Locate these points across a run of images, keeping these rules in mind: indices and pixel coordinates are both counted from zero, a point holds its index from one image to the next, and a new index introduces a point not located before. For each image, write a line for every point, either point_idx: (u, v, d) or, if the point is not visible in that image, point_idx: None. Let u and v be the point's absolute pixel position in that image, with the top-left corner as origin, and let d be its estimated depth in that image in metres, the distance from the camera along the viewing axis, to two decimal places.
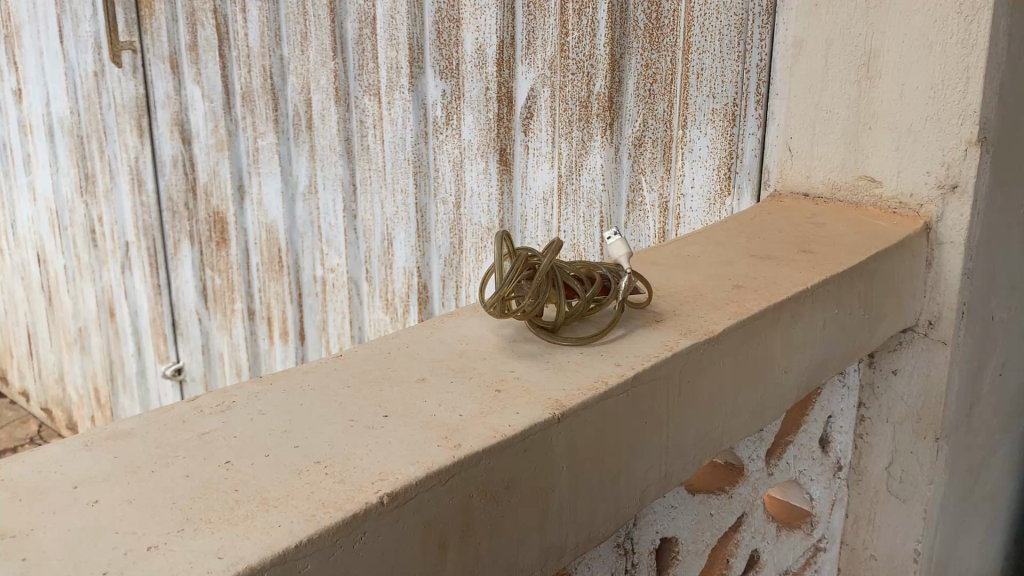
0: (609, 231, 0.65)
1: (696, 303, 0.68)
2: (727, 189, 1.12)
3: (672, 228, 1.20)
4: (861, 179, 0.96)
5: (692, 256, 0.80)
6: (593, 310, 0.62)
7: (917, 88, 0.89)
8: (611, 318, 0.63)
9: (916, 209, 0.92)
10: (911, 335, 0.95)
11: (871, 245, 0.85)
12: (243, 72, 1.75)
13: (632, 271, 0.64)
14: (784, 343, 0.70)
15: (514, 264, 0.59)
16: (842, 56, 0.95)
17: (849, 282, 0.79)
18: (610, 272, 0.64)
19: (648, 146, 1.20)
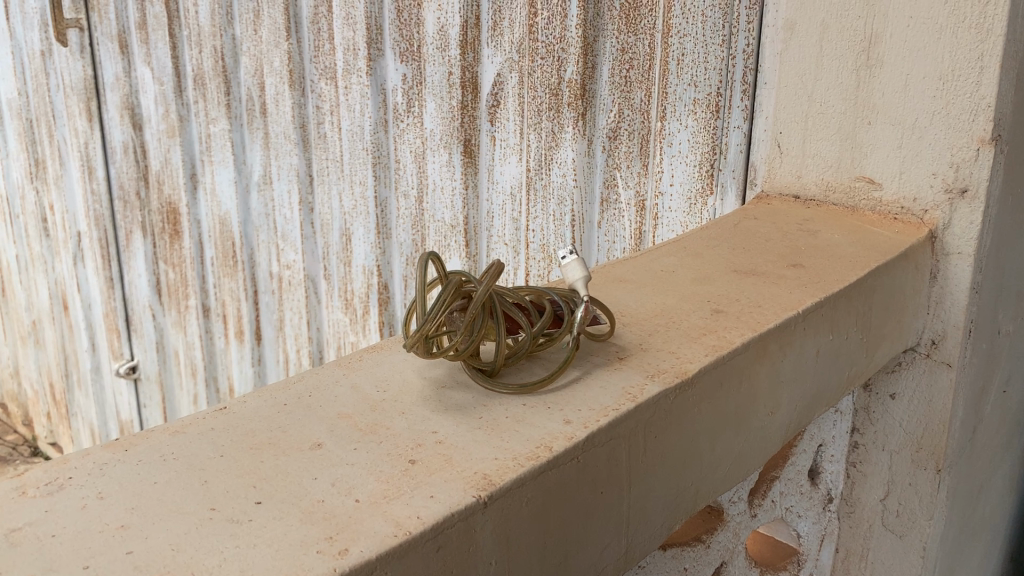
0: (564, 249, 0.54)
1: (668, 332, 0.58)
2: (710, 188, 1.02)
3: (649, 230, 1.09)
4: (858, 181, 0.86)
5: (665, 272, 0.70)
6: (543, 343, 0.52)
7: (922, 79, 0.79)
8: (564, 356, 0.52)
9: (920, 215, 0.82)
10: (912, 355, 0.85)
11: (871, 258, 0.75)
12: (194, 52, 1.63)
13: (590, 299, 0.53)
14: (771, 380, 0.60)
15: (440, 295, 0.47)
16: (840, 42, 0.84)
17: (846, 302, 0.69)
18: (561, 295, 0.53)
19: (624, 139, 1.09)
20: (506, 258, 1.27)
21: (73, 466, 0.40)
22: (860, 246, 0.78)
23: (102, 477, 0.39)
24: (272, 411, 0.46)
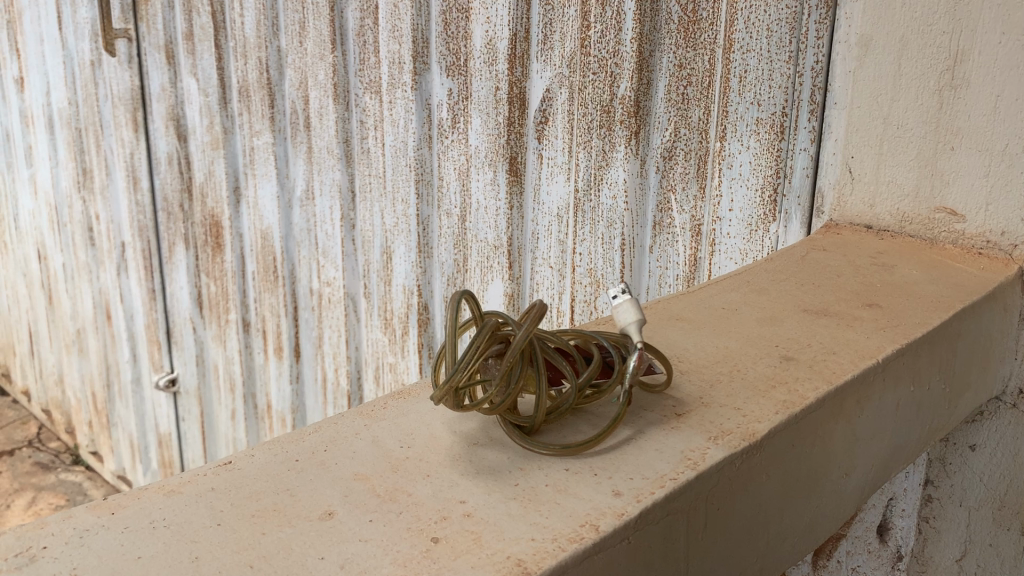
0: (614, 287, 0.48)
1: (731, 382, 0.52)
2: (772, 214, 0.95)
3: (705, 256, 1.02)
4: (938, 212, 0.78)
5: (727, 309, 0.63)
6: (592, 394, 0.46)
7: (1015, 101, 0.72)
8: (613, 410, 0.46)
9: (1008, 252, 0.75)
10: (997, 406, 0.77)
11: (955, 298, 0.68)
12: (239, 64, 1.60)
13: (644, 345, 0.47)
14: (846, 438, 0.53)
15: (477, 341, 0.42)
16: (922, 59, 0.77)
17: (930, 350, 0.62)
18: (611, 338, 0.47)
19: (680, 159, 1.02)
20: (552, 281, 1.21)
21: (50, 533, 0.35)
22: (942, 284, 0.71)
23: (79, 548, 0.34)
24: (282, 469, 0.40)
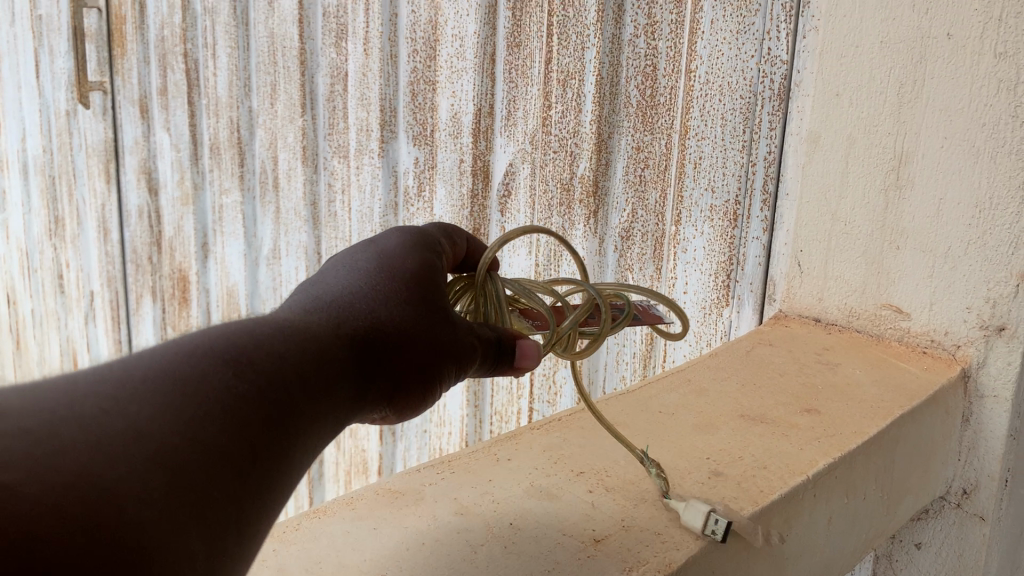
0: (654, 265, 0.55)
1: (655, 501, 0.51)
2: (726, 299, 0.95)
3: (661, 337, 1.02)
4: (884, 308, 0.79)
5: (664, 413, 0.63)
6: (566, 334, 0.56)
7: (958, 204, 0.72)
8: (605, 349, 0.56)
9: (951, 352, 0.75)
10: (941, 504, 0.78)
11: (895, 402, 0.68)
12: (212, 122, 1.61)
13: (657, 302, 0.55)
14: (773, 557, 0.53)
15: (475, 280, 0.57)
16: (869, 159, 0.78)
17: (866, 460, 0.61)
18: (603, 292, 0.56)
19: (637, 239, 1.03)
20: None
21: None
22: (883, 386, 0.71)
23: None
24: None
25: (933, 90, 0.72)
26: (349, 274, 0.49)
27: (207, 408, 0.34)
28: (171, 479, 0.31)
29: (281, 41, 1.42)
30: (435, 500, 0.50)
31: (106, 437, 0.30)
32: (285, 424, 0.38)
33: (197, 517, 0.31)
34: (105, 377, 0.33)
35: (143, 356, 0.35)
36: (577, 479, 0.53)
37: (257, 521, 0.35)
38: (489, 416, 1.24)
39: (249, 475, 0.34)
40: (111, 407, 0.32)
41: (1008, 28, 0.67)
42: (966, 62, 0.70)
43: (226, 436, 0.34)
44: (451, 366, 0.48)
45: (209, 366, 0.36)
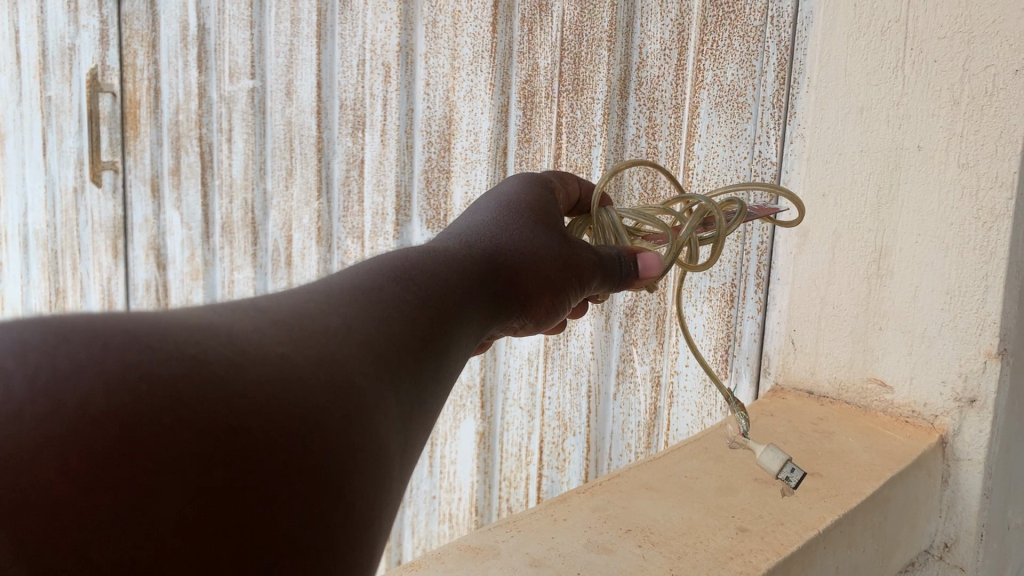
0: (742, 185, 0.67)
1: (695, 554, 0.60)
2: (724, 371, 1.06)
3: (664, 405, 1.11)
4: (869, 381, 0.89)
5: (689, 477, 0.73)
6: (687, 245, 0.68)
7: (932, 291, 0.83)
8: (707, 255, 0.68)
9: (930, 421, 0.85)
10: (926, 556, 0.88)
11: (885, 466, 0.78)
12: (225, 202, 1.70)
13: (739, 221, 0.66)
14: None
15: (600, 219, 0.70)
16: (852, 252, 0.89)
17: (865, 517, 0.71)
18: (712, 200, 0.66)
19: (640, 317, 1.13)
20: (521, 419, 1.29)
21: None
22: (873, 452, 0.81)
23: None
24: None
25: (907, 193, 0.84)
26: (479, 219, 0.61)
27: (390, 312, 0.43)
28: (375, 363, 0.38)
29: (299, 130, 1.53)
30: (510, 554, 0.58)
31: (328, 328, 0.38)
32: (443, 336, 0.46)
33: (401, 388, 0.39)
34: (322, 291, 0.42)
35: (334, 280, 0.45)
36: (625, 536, 0.61)
37: (427, 409, 0.42)
38: (499, 481, 1.33)
39: (421, 371, 0.42)
40: (323, 310, 0.39)
41: (969, 143, 0.79)
42: (934, 170, 0.82)
43: (402, 334, 0.42)
44: (570, 286, 0.60)
45: (388, 283, 0.46)
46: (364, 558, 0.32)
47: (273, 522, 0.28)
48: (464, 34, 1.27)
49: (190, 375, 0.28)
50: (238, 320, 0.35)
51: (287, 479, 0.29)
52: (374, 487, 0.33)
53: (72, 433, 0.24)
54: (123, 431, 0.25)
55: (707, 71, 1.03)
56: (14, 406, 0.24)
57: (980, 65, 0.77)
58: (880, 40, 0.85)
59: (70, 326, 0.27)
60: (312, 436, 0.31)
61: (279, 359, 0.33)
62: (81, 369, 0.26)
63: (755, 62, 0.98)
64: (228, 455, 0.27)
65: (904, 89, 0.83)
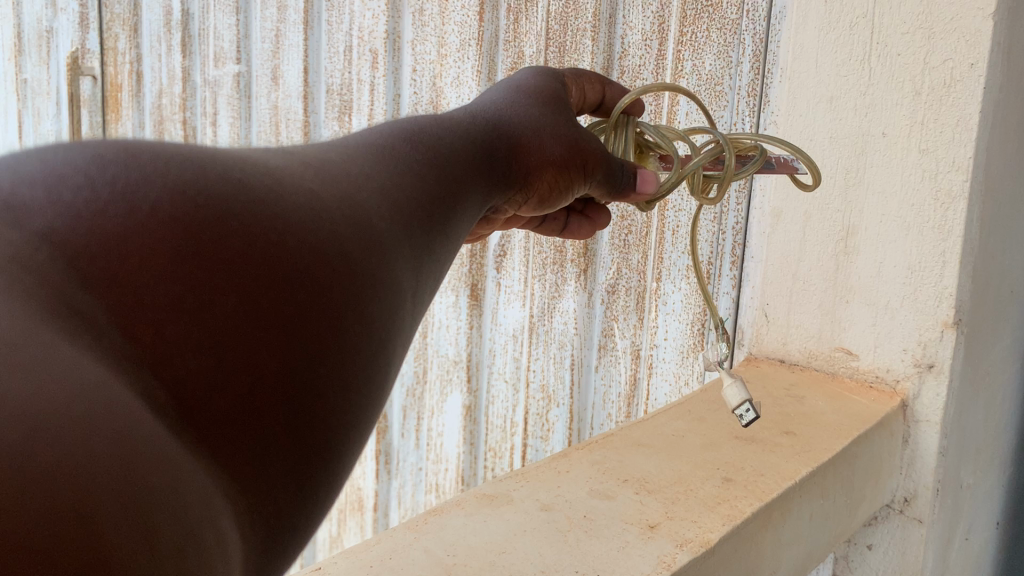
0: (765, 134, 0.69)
1: (686, 500, 0.66)
2: (700, 344, 1.11)
3: (644, 377, 1.18)
4: (837, 351, 0.97)
5: (676, 435, 0.79)
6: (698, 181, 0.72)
7: (894, 267, 0.90)
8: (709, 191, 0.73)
9: (893, 385, 0.92)
10: (887, 511, 0.95)
11: (853, 426, 0.85)
12: None
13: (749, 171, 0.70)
14: (773, 545, 0.68)
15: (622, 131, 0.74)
16: (821, 230, 0.96)
17: (835, 471, 0.78)
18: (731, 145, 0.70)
19: (621, 294, 1.19)
20: (506, 394, 1.36)
21: None
22: (841, 413, 0.88)
23: None
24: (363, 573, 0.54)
25: (872, 176, 0.91)
26: (487, 101, 0.69)
27: (406, 169, 0.53)
28: (392, 212, 0.49)
29: (285, 114, 1.58)
30: (522, 500, 0.64)
31: (350, 178, 0.49)
32: (452, 194, 0.56)
33: (413, 231, 0.50)
34: (350, 151, 0.52)
35: (360, 140, 0.55)
36: (624, 485, 0.68)
37: (437, 257, 0.53)
38: (484, 451, 1.41)
39: (433, 225, 0.52)
40: (347, 163, 0.51)
41: (929, 130, 0.86)
42: (897, 155, 0.89)
43: (414, 188, 0.52)
44: (575, 172, 0.65)
45: (402, 143, 0.56)
46: (374, 352, 0.43)
47: (301, 311, 0.39)
48: (451, 21, 1.32)
49: (237, 200, 0.40)
50: (283, 168, 0.46)
51: (313, 283, 0.41)
52: (384, 303, 0.45)
53: (142, 227, 0.36)
54: (184, 231, 0.37)
55: (685, 61, 1.10)
56: (100, 204, 0.36)
57: (939, 59, 0.84)
58: (849, 35, 0.91)
59: (138, 151, 0.39)
60: (332, 256, 0.42)
61: (309, 194, 0.45)
62: (151, 183, 0.38)
63: (732, 53, 1.05)
64: (264, 258, 0.39)
65: (870, 81, 0.90)
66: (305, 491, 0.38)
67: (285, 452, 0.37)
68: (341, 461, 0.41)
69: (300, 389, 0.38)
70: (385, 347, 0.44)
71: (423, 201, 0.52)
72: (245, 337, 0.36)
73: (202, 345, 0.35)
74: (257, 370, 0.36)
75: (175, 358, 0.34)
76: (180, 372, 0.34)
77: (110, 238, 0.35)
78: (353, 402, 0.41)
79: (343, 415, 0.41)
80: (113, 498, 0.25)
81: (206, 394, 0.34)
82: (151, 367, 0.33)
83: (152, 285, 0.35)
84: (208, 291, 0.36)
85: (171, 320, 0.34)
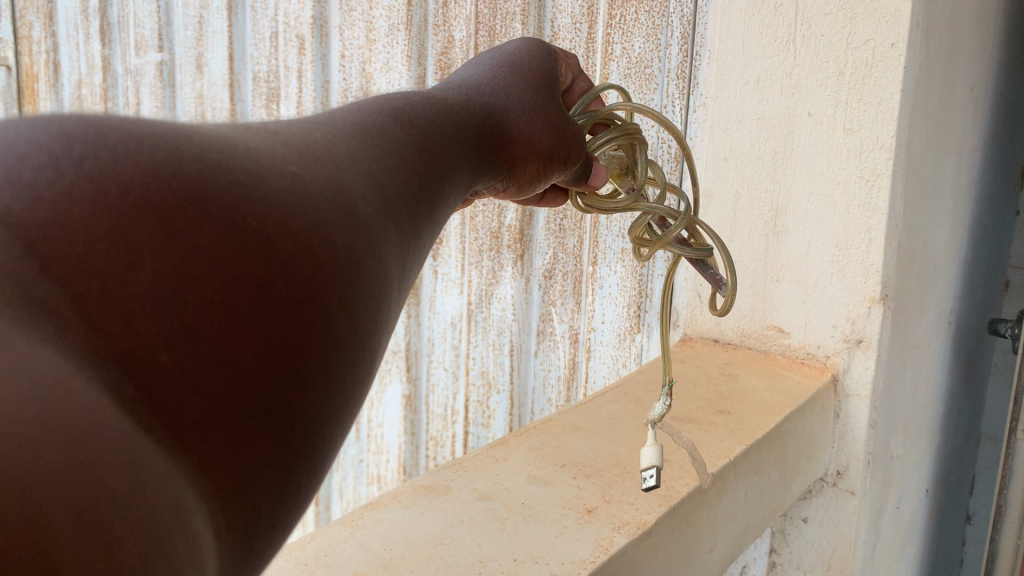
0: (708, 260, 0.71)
1: (623, 482, 0.66)
2: (637, 326, 1.12)
3: (582, 361, 1.19)
4: (769, 329, 0.98)
5: (613, 418, 0.80)
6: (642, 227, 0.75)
7: (822, 245, 0.92)
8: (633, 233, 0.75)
9: (823, 361, 0.94)
10: (821, 485, 0.97)
11: (786, 402, 0.86)
12: None
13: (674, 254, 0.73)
14: (709, 522, 0.69)
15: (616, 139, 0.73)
16: (751, 210, 0.98)
17: (769, 447, 0.79)
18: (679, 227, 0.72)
19: (558, 278, 1.19)
20: (446, 382, 1.36)
21: None
22: (774, 390, 0.90)
23: None
24: (295, 571, 0.52)
25: (800, 156, 0.92)
26: (472, 77, 0.65)
27: (392, 145, 0.48)
28: (378, 196, 0.44)
29: (211, 103, 1.54)
30: (460, 489, 0.64)
31: (336, 156, 0.43)
32: (439, 176, 0.51)
33: (400, 214, 0.45)
34: (331, 124, 0.47)
35: (341, 112, 0.50)
36: (561, 470, 0.68)
37: (421, 244, 0.49)
38: (425, 441, 1.41)
39: (419, 210, 0.48)
40: (332, 140, 0.45)
41: (853, 110, 0.87)
42: (823, 135, 0.90)
43: (399, 167, 0.47)
44: (556, 161, 0.64)
45: (391, 124, 0.50)
46: (359, 348, 0.39)
47: (281, 309, 0.35)
48: (379, 7, 1.30)
49: (216, 183, 0.35)
50: (259, 143, 0.41)
51: (294, 275, 0.36)
52: (369, 296, 0.40)
53: (110, 213, 0.31)
54: (156, 217, 0.32)
55: (615, 44, 1.10)
56: (65, 185, 0.31)
57: (862, 40, 0.86)
58: (774, 17, 0.92)
59: (109, 123, 0.33)
60: (314, 245, 0.38)
61: (291, 177, 0.39)
62: (122, 162, 0.33)
63: (660, 36, 1.06)
64: (245, 248, 0.35)
65: (795, 61, 0.91)
66: (282, 490, 0.34)
67: (263, 455, 0.33)
68: (319, 462, 0.37)
69: (276, 389, 0.34)
70: (367, 347, 0.40)
71: (409, 181, 0.47)
72: (223, 336, 0.32)
73: (174, 339, 0.31)
74: (233, 371, 0.32)
75: (145, 351, 0.30)
76: (150, 369, 0.30)
77: (76, 223, 0.30)
78: (335, 398, 0.37)
79: (324, 414, 0.37)
80: (74, 522, 0.22)
81: (179, 394, 0.30)
82: (119, 361, 0.29)
83: (121, 274, 0.30)
84: (183, 284, 0.32)
85: (143, 312, 0.30)
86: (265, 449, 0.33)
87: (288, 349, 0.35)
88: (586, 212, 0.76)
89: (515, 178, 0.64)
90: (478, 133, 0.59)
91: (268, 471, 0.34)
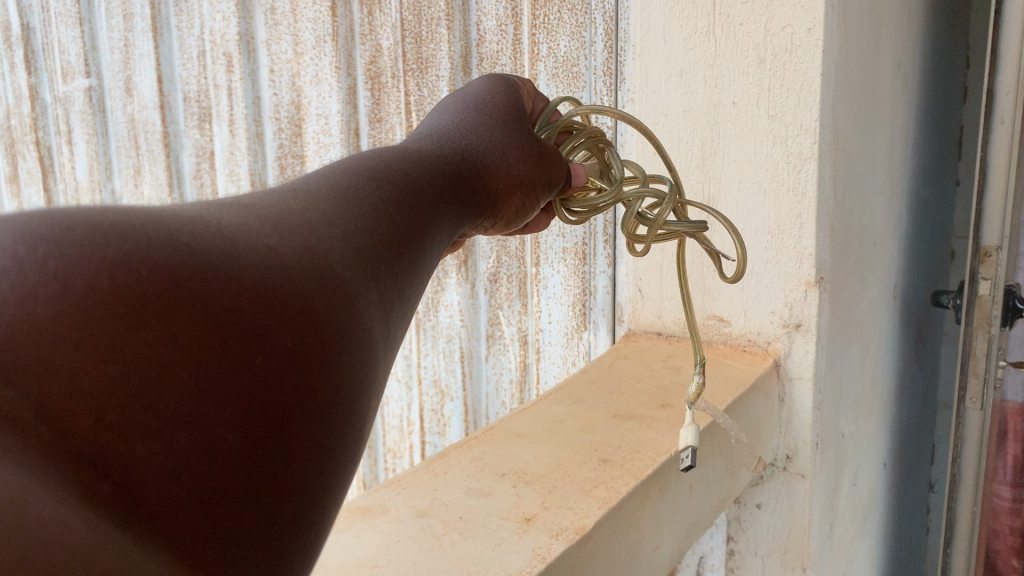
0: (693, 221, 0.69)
1: (563, 487, 0.66)
2: (584, 324, 1.14)
3: (533, 362, 1.20)
4: (710, 318, 0.99)
5: (555, 422, 0.80)
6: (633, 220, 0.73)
7: (756, 231, 0.92)
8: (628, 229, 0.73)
9: (764, 347, 0.95)
10: (772, 470, 0.97)
11: (727, 391, 0.87)
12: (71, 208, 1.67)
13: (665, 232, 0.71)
14: (653, 519, 0.69)
15: (582, 139, 0.72)
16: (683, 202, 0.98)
17: (712, 437, 0.79)
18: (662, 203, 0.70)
19: (503, 282, 1.19)
20: (400, 393, 1.33)
21: None
22: (716, 380, 0.90)
23: None
24: None
25: (727, 145, 0.93)
26: (443, 123, 0.62)
27: (370, 201, 0.44)
28: (359, 258, 0.39)
29: (143, 126, 1.52)
30: (398, 509, 0.63)
31: (310, 222, 0.39)
32: (420, 229, 0.46)
33: (386, 271, 0.41)
34: (305, 187, 0.43)
35: (311, 177, 0.45)
36: (501, 480, 0.68)
37: (410, 300, 0.44)
38: (384, 455, 1.38)
39: (401, 262, 0.42)
40: (307, 207, 0.40)
41: (775, 96, 0.88)
42: (749, 124, 0.90)
43: (380, 222, 0.43)
44: (540, 186, 0.63)
45: (365, 182, 0.46)
46: (351, 420, 0.34)
47: (265, 386, 0.31)
48: (304, 19, 1.28)
49: (186, 265, 0.31)
50: (227, 218, 0.36)
51: (276, 349, 0.32)
52: (358, 358, 0.35)
53: (78, 311, 0.28)
54: (125, 308, 0.28)
55: (541, 44, 1.11)
56: (26, 289, 0.28)
57: (779, 26, 0.86)
58: (692, 9, 0.93)
59: (74, 216, 0.30)
60: (294, 317, 0.33)
61: (266, 251, 0.35)
62: (87, 255, 0.29)
63: (584, 34, 1.09)
64: (221, 326, 0.30)
65: (716, 52, 0.91)
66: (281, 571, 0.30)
67: (260, 537, 0.29)
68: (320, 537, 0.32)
69: (265, 468, 0.30)
70: (361, 422, 0.35)
71: (392, 235, 0.43)
72: (207, 419, 0.29)
73: (150, 427, 0.27)
74: (219, 455, 0.29)
75: (118, 445, 0.27)
76: (126, 464, 0.27)
77: (41, 327, 0.27)
78: (330, 465, 0.33)
79: (323, 491, 0.32)
80: None
81: (162, 483, 0.27)
82: (90, 459, 0.27)
83: (89, 369, 0.27)
84: (159, 368, 0.28)
85: (117, 406, 0.27)
86: (261, 537, 0.29)
87: (274, 426, 0.31)
88: (579, 224, 0.72)
89: (500, 214, 0.63)
90: (454, 173, 0.56)
91: (268, 557, 0.30)
